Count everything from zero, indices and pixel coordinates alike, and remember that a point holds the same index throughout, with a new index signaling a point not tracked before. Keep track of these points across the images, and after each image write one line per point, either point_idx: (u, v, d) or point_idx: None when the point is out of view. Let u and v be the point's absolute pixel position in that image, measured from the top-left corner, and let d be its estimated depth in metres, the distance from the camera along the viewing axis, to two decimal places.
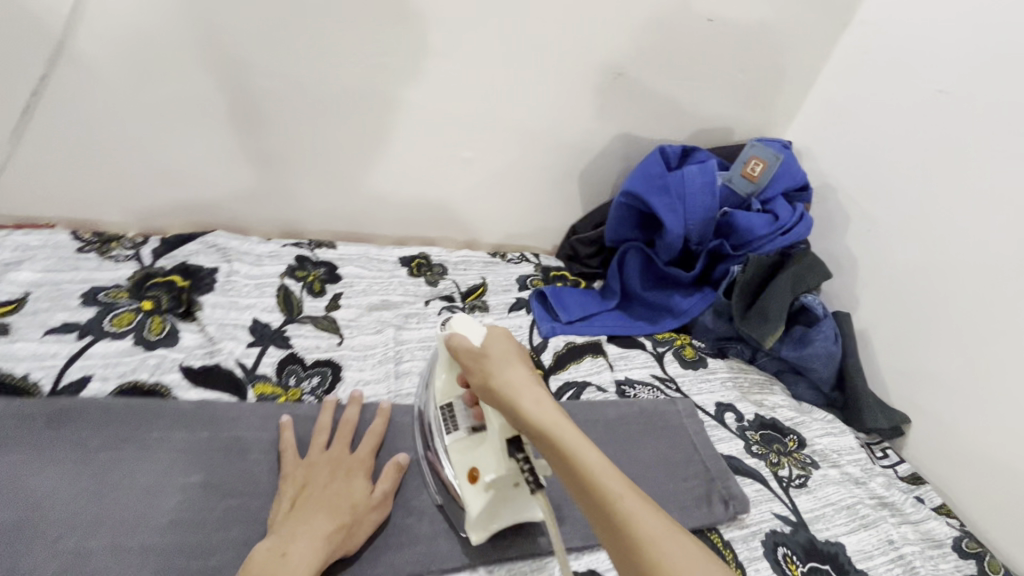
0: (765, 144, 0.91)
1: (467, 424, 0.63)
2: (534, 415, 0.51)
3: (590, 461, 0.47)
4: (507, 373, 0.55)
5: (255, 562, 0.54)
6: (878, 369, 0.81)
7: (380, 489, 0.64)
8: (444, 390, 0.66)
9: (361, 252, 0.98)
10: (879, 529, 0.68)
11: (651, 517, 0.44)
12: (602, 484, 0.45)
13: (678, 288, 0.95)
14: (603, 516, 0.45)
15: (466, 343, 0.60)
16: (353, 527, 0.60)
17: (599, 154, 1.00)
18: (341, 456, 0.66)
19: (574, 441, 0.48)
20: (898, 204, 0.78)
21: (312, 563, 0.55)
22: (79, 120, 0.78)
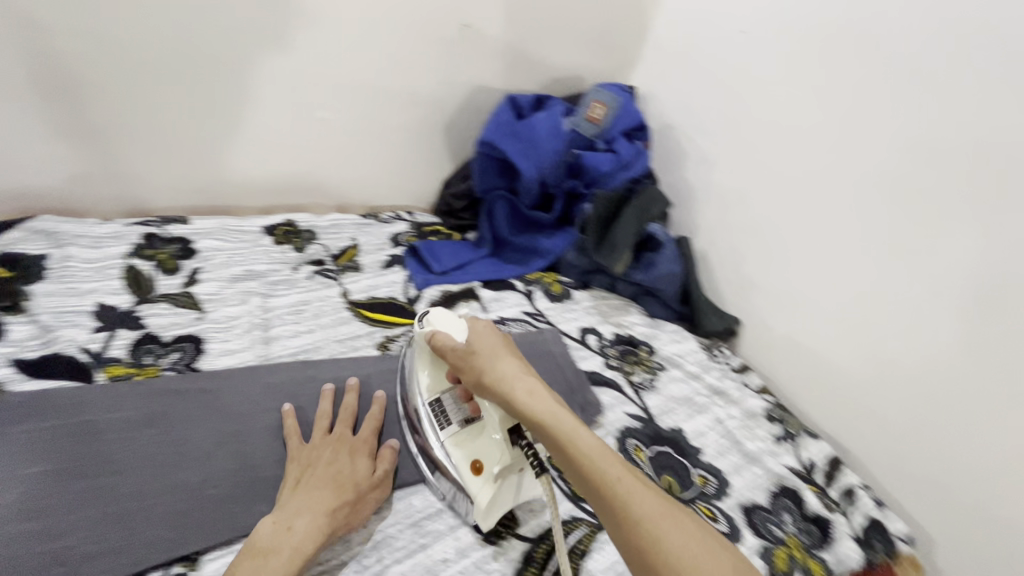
0: (603, 88, 0.98)
1: (461, 416, 0.65)
2: (536, 406, 0.54)
3: (590, 449, 0.51)
4: (501, 367, 0.57)
5: (260, 538, 0.52)
6: (715, 278, 1.04)
7: (381, 467, 0.63)
8: (429, 386, 0.66)
9: (219, 225, 0.90)
10: (710, 412, 0.81)
11: (647, 496, 0.49)
12: (604, 469, 0.49)
13: (540, 230, 1.01)
14: (603, 496, 0.49)
15: (449, 340, 0.61)
16: (355, 505, 0.58)
17: (459, 108, 1.06)
18: (344, 436, 0.63)
19: (569, 430, 0.52)
20: (715, 137, 1.01)
21: (313, 541, 0.53)
22: None
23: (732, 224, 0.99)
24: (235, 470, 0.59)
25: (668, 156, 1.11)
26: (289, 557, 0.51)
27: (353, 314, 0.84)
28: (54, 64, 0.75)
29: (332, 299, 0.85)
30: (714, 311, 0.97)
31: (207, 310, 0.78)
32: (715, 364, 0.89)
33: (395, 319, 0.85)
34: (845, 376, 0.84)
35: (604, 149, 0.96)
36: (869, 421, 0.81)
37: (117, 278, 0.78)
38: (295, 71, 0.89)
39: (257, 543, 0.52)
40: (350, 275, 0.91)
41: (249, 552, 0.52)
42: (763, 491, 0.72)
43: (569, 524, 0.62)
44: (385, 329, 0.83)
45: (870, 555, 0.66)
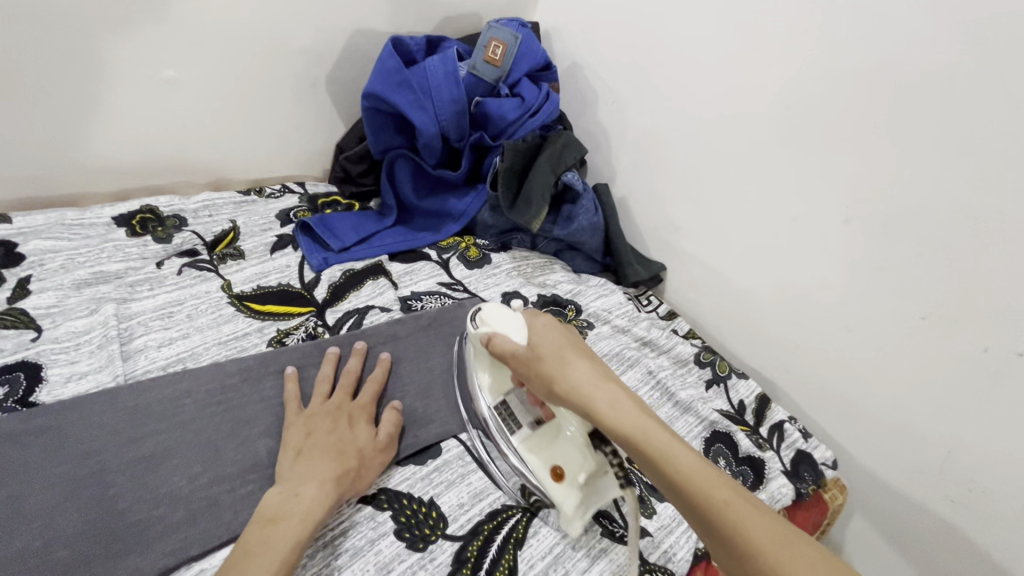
0: (501, 24, 0.86)
1: (530, 419, 0.60)
2: (620, 420, 0.48)
3: (684, 464, 0.44)
4: (570, 373, 0.52)
5: (265, 511, 0.49)
6: (638, 225, 1.00)
7: (385, 430, 0.59)
8: (493, 387, 0.62)
9: (52, 219, 0.74)
10: (641, 365, 0.78)
11: (755, 517, 0.41)
12: (706, 494, 0.42)
13: (450, 191, 0.92)
14: (703, 522, 0.42)
15: (511, 344, 0.57)
16: (360, 470, 0.55)
17: (340, 57, 0.93)
18: (342, 403, 0.60)
19: (664, 444, 0.45)
20: (624, 73, 0.94)
21: (321, 508, 0.50)
22: None
23: (650, 165, 0.95)
24: (94, 522, 0.49)
25: (579, 98, 1.03)
26: (298, 523, 0.48)
27: (237, 309, 0.72)
28: None
29: (211, 295, 0.73)
30: (639, 260, 0.94)
31: (46, 328, 0.64)
32: (644, 314, 0.87)
33: (291, 309, 0.74)
34: (766, 309, 0.84)
35: (508, 95, 0.86)
36: (793, 352, 0.82)
37: None
38: (120, 22, 0.72)
39: (263, 513, 0.49)
40: (232, 264, 0.78)
41: (255, 522, 0.48)
42: (698, 439, 0.70)
43: (502, 514, 0.57)
44: (279, 322, 0.72)
45: (801, 487, 0.67)
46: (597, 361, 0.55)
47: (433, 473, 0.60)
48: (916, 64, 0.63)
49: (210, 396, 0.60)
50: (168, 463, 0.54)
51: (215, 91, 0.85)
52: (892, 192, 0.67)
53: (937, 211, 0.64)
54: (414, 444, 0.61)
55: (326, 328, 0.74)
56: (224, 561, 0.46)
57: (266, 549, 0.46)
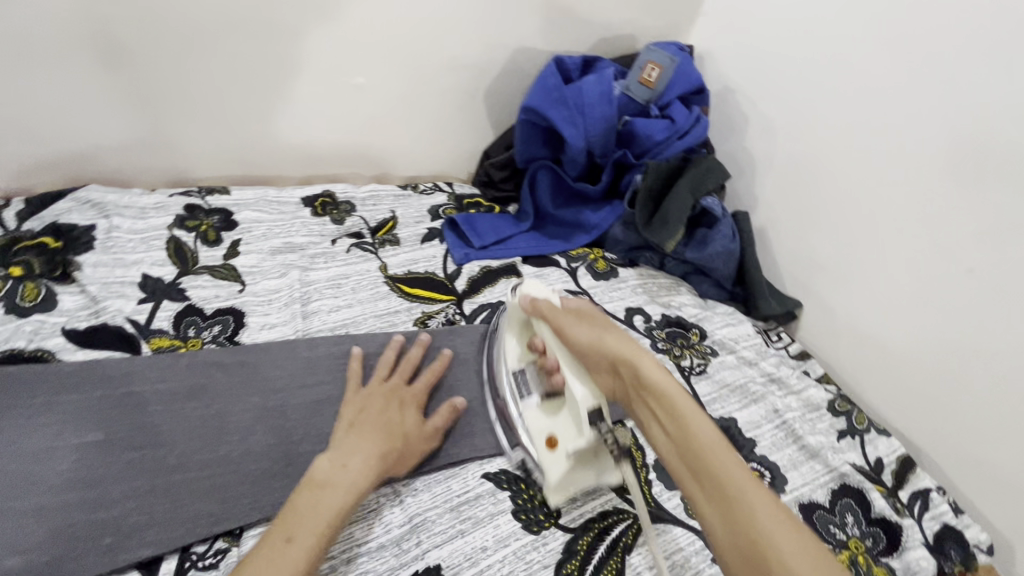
0: (659, 47, 0.89)
1: (541, 389, 0.63)
2: (653, 373, 0.52)
3: (697, 423, 0.48)
4: (611, 337, 0.57)
5: (314, 475, 0.51)
6: (775, 257, 0.96)
7: (433, 420, 0.61)
8: (517, 355, 0.66)
9: (258, 196, 0.90)
10: (767, 402, 0.75)
11: (748, 483, 0.44)
12: (718, 452, 0.46)
13: (587, 203, 0.96)
14: (705, 475, 0.45)
15: (556, 309, 0.62)
16: (402, 454, 0.57)
17: (501, 72, 1.01)
18: (397, 386, 0.62)
19: (680, 397, 0.50)
20: (782, 101, 0.91)
21: (365, 483, 0.52)
22: None
23: (798, 196, 0.91)
24: (275, 445, 0.59)
25: (726, 123, 1.02)
26: (342, 495, 0.50)
27: (391, 289, 0.82)
28: (83, 24, 0.73)
29: (371, 273, 0.83)
30: (774, 293, 0.91)
31: (248, 284, 0.77)
32: (772, 350, 0.83)
33: (435, 295, 0.83)
34: (918, 365, 0.77)
35: (658, 116, 0.88)
36: (947, 417, 0.74)
37: (161, 250, 0.78)
38: (335, 35, 0.86)
39: (314, 478, 0.51)
40: (389, 248, 0.88)
41: (305, 485, 0.50)
42: (823, 489, 0.66)
43: (614, 516, 0.59)
44: (425, 305, 0.81)
45: (944, 565, 0.61)
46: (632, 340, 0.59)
47: None
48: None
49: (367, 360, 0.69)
50: (332, 409, 0.63)
51: (394, 96, 0.97)
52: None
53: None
54: None
55: (462, 316, 0.81)
56: (276, 519, 0.48)
57: (312, 515, 0.48)
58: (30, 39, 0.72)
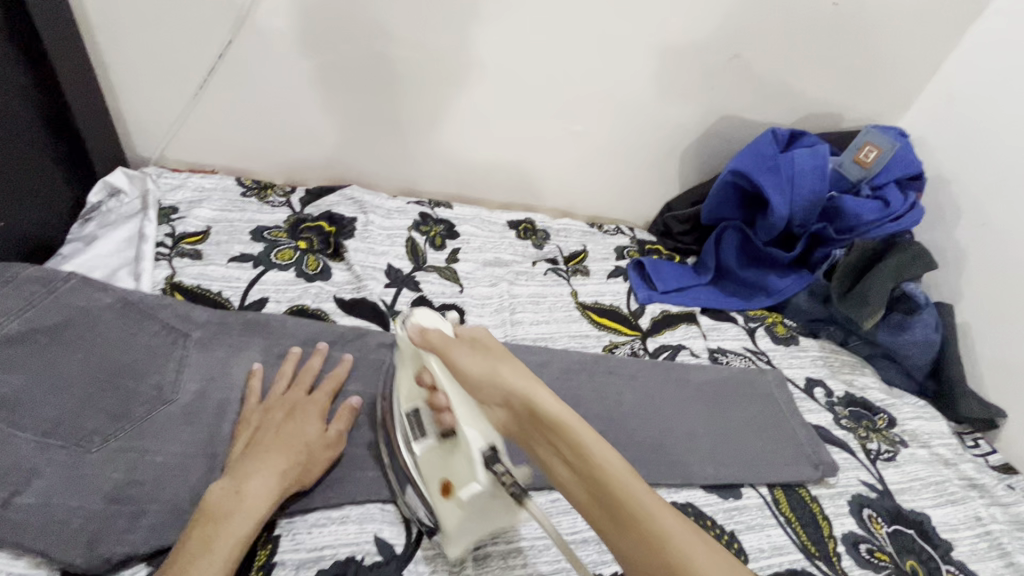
0: (878, 131, 0.91)
1: (435, 430, 0.57)
2: (550, 405, 0.47)
3: (614, 462, 0.44)
4: (505, 368, 0.51)
5: (210, 502, 0.54)
6: (977, 358, 0.90)
7: (336, 427, 0.63)
8: (407, 393, 0.60)
9: (474, 214, 1.04)
10: (967, 507, 0.71)
11: (669, 515, 0.41)
12: (627, 485, 0.42)
13: (772, 268, 0.97)
14: (621, 521, 0.41)
15: (441, 338, 0.55)
16: (307, 465, 0.59)
17: (702, 134, 1.08)
18: (296, 399, 0.64)
19: (584, 433, 0.45)
20: (1010, 197, 0.88)
21: (265, 503, 0.55)
22: (268, 90, 0.95)
23: (1020, 299, 0.86)
24: None
25: (934, 210, 0.99)
26: (238, 522, 0.52)
27: (582, 315, 0.90)
28: (388, 60, 0.93)
29: (564, 297, 0.93)
30: (974, 396, 0.86)
31: (466, 287, 0.90)
32: (971, 455, 0.79)
33: (621, 328, 0.89)
34: None
35: (869, 196, 0.89)
36: None
37: (402, 246, 0.93)
38: (568, 86, 0.99)
39: (207, 509, 0.53)
40: (580, 278, 0.97)
41: (201, 516, 0.53)
42: None
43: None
44: (613, 335, 0.88)
45: None
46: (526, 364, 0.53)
47: (734, 510, 0.67)
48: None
49: (568, 374, 0.78)
50: None
51: (602, 144, 1.08)
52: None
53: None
54: (716, 478, 0.70)
55: (646, 352, 0.87)
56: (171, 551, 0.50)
57: (207, 548, 0.50)
58: (349, 68, 0.93)
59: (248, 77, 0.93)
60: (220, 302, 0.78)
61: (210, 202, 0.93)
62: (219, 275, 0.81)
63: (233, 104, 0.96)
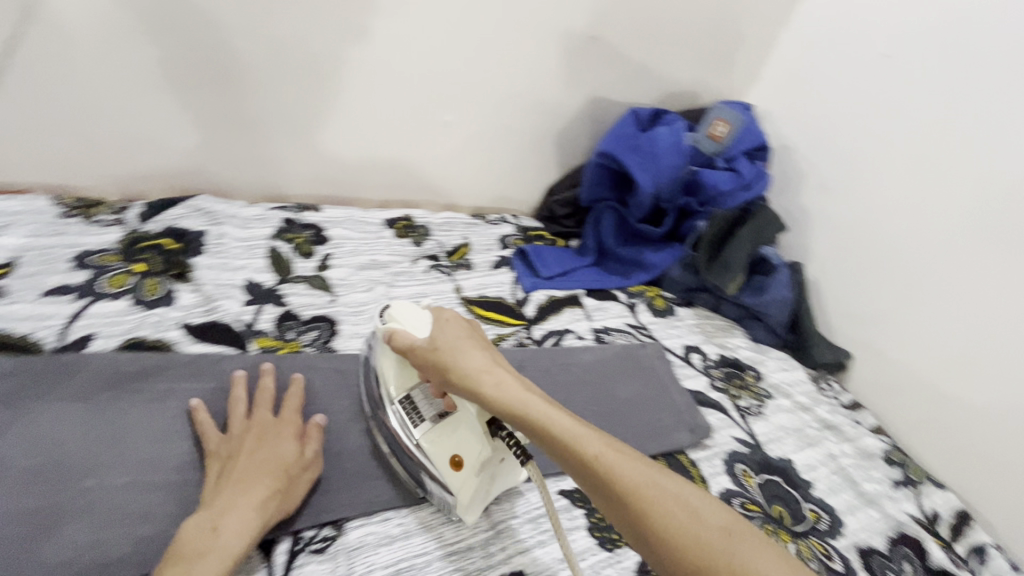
0: (726, 106, 0.97)
1: (433, 412, 0.62)
2: (507, 392, 0.52)
3: (569, 430, 0.50)
4: (463, 360, 0.55)
5: (184, 541, 0.49)
6: (826, 307, 1.00)
7: (310, 448, 0.60)
8: (398, 384, 0.64)
9: (347, 216, 0.98)
10: (822, 446, 0.78)
11: (629, 466, 0.48)
12: (583, 447, 0.48)
13: (647, 244, 1.01)
14: (590, 481, 0.48)
15: (411, 342, 0.60)
16: (287, 489, 0.56)
17: (573, 117, 1.09)
18: (262, 421, 0.61)
19: (541, 412, 0.51)
20: (840, 160, 0.97)
21: (243, 536, 0.51)
22: (76, 93, 0.81)
23: (855, 251, 0.95)
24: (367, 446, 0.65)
25: (782, 178, 1.08)
26: (215, 559, 0.48)
27: (466, 310, 0.88)
28: (222, 53, 0.83)
29: (446, 294, 0.90)
30: (825, 343, 0.95)
31: (338, 294, 0.84)
32: (825, 397, 0.87)
33: (507, 319, 0.88)
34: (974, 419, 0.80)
35: (723, 168, 0.93)
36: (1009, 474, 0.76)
37: (262, 258, 0.85)
38: (432, 75, 0.95)
39: (179, 549, 0.49)
40: (463, 272, 0.95)
41: (170, 559, 0.48)
42: (881, 536, 0.69)
43: None
44: (498, 327, 0.86)
45: None
46: (487, 347, 0.58)
47: None
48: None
49: None
50: None
51: (475, 134, 1.05)
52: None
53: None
54: None
55: (533, 340, 0.86)
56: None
57: None
58: (176, 63, 0.82)
59: (46, 78, 0.79)
60: (30, 346, 0.66)
61: (16, 228, 0.79)
62: (30, 314, 0.69)
63: (32, 112, 0.81)
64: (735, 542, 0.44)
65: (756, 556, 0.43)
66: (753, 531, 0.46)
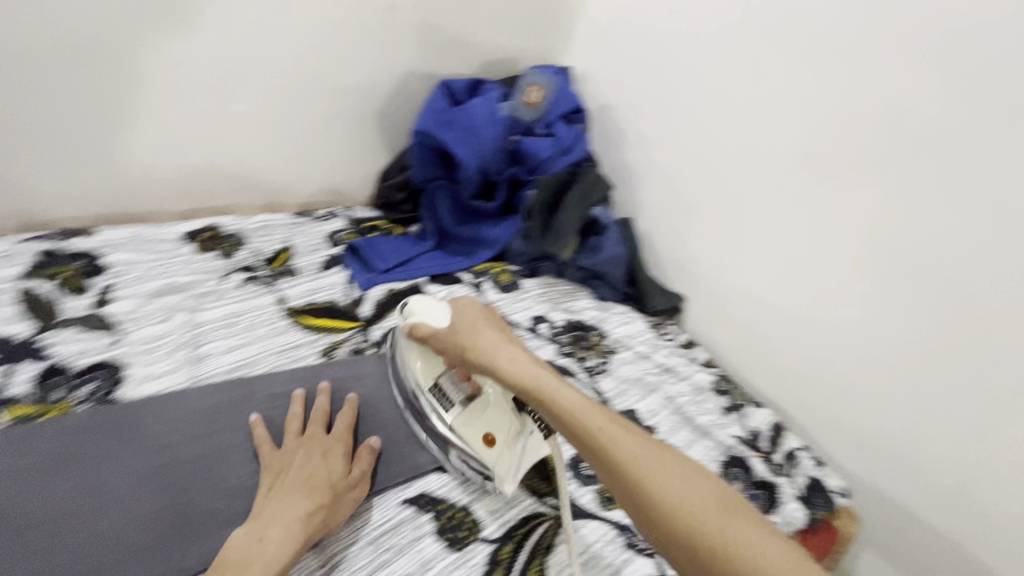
0: (538, 71, 0.96)
1: (462, 396, 0.65)
2: (518, 371, 0.58)
3: (571, 406, 0.55)
4: (478, 342, 0.62)
5: (230, 550, 0.51)
6: (658, 257, 1.06)
7: (358, 467, 0.61)
8: (423, 372, 0.68)
9: (130, 235, 0.81)
10: (661, 390, 0.83)
11: (627, 440, 0.52)
12: (586, 418, 0.54)
13: (485, 220, 0.99)
14: (587, 448, 0.53)
15: (433, 327, 0.65)
16: (332, 507, 0.57)
17: (389, 95, 1.01)
18: (315, 437, 0.62)
19: (552, 388, 0.57)
20: (650, 116, 1.01)
21: (286, 550, 0.52)
22: None
23: (673, 201, 1.01)
24: (167, 506, 0.56)
25: (605, 138, 1.10)
26: (256, 570, 0.49)
27: (292, 322, 0.79)
28: None
29: (267, 309, 0.80)
30: (659, 290, 1.00)
31: (124, 332, 0.71)
32: (664, 342, 0.92)
33: (340, 325, 0.81)
34: (780, 339, 0.90)
35: (543, 134, 0.94)
36: (811, 380, 0.87)
37: (9, 305, 0.69)
38: (207, 60, 0.81)
39: (227, 557, 0.50)
40: (286, 280, 0.85)
41: (218, 565, 0.50)
42: (714, 462, 0.75)
43: (530, 522, 0.61)
44: (329, 336, 0.79)
45: (813, 513, 0.71)
46: (507, 333, 0.64)
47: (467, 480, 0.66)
48: (929, 120, 0.70)
49: (274, 402, 0.67)
50: (231, 460, 0.61)
51: (280, 123, 0.93)
52: (917, 231, 0.73)
53: (965, 252, 0.70)
54: None
55: (371, 343, 0.80)
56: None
57: None
58: None
59: None
60: None
61: None
62: None
63: None
64: (725, 516, 0.47)
65: (742, 526, 0.46)
66: (745, 504, 0.49)
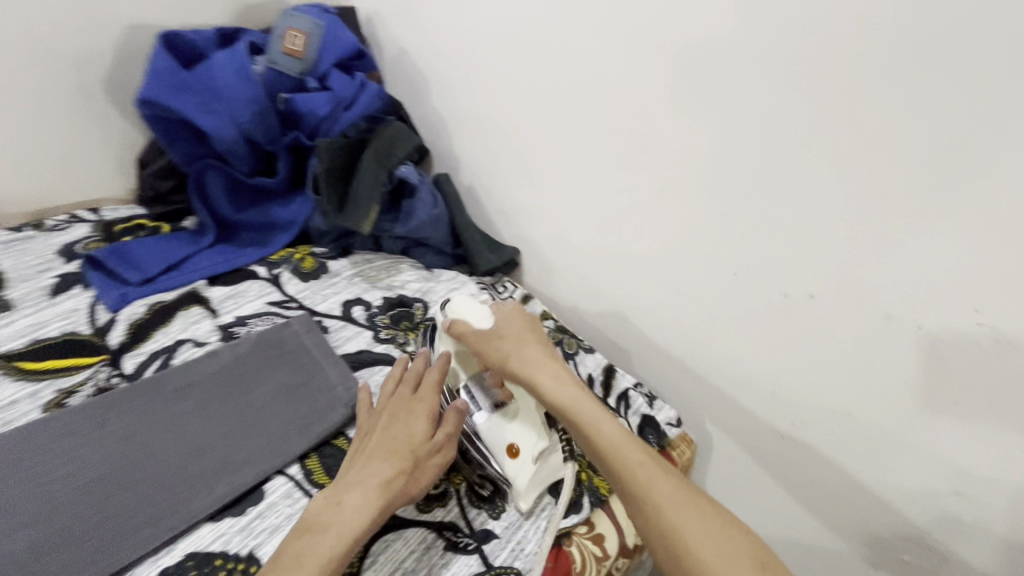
0: (301, 12, 0.80)
1: (490, 402, 0.64)
2: (553, 391, 0.57)
3: (608, 435, 0.52)
4: (525, 353, 0.60)
5: (311, 511, 0.51)
6: (485, 210, 0.97)
7: (442, 431, 0.58)
8: (463, 366, 0.66)
9: None
10: None
11: (665, 480, 0.49)
12: (622, 450, 0.51)
13: (273, 199, 0.84)
14: (613, 477, 0.51)
15: (470, 326, 0.63)
16: (413, 473, 0.55)
17: (115, 61, 0.81)
18: (404, 398, 0.60)
19: (591, 411, 0.55)
20: (444, 55, 0.90)
21: (363, 518, 0.50)
22: None
23: (487, 147, 0.92)
24: None
25: (409, 85, 0.98)
26: (334, 534, 0.49)
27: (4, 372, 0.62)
28: None
29: None
30: (489, 246, 0.92)
31: None
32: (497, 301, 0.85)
33: (77, 362, 0.65)
34: (608, 280, 0.85)
35: (317, 88, 0.80)
36: (640, 316, 0.84)
37: None
38: None
39: (307, 519, 0.50)
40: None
41: (297, 526, 0.50)
42: None
43: None
44: (60, 380, 0.63)
45: None
46: (550, 348, 0.63)
47: (254, 521, 0.55)
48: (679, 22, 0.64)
49: None
50: None
51: None
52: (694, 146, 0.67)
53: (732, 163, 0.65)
54: (227, 494, 0.56)
55: (123, 377, 0.64)
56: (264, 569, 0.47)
57: (295, 560, 0.47)
58: None
59: None
60: None
61: None
62: None
63: None
64: None
65: None
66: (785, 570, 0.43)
